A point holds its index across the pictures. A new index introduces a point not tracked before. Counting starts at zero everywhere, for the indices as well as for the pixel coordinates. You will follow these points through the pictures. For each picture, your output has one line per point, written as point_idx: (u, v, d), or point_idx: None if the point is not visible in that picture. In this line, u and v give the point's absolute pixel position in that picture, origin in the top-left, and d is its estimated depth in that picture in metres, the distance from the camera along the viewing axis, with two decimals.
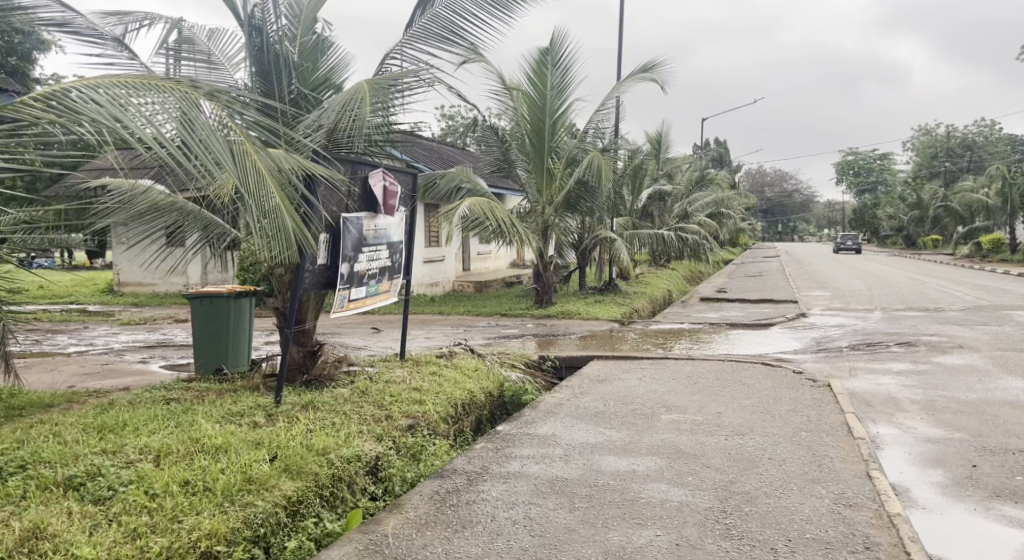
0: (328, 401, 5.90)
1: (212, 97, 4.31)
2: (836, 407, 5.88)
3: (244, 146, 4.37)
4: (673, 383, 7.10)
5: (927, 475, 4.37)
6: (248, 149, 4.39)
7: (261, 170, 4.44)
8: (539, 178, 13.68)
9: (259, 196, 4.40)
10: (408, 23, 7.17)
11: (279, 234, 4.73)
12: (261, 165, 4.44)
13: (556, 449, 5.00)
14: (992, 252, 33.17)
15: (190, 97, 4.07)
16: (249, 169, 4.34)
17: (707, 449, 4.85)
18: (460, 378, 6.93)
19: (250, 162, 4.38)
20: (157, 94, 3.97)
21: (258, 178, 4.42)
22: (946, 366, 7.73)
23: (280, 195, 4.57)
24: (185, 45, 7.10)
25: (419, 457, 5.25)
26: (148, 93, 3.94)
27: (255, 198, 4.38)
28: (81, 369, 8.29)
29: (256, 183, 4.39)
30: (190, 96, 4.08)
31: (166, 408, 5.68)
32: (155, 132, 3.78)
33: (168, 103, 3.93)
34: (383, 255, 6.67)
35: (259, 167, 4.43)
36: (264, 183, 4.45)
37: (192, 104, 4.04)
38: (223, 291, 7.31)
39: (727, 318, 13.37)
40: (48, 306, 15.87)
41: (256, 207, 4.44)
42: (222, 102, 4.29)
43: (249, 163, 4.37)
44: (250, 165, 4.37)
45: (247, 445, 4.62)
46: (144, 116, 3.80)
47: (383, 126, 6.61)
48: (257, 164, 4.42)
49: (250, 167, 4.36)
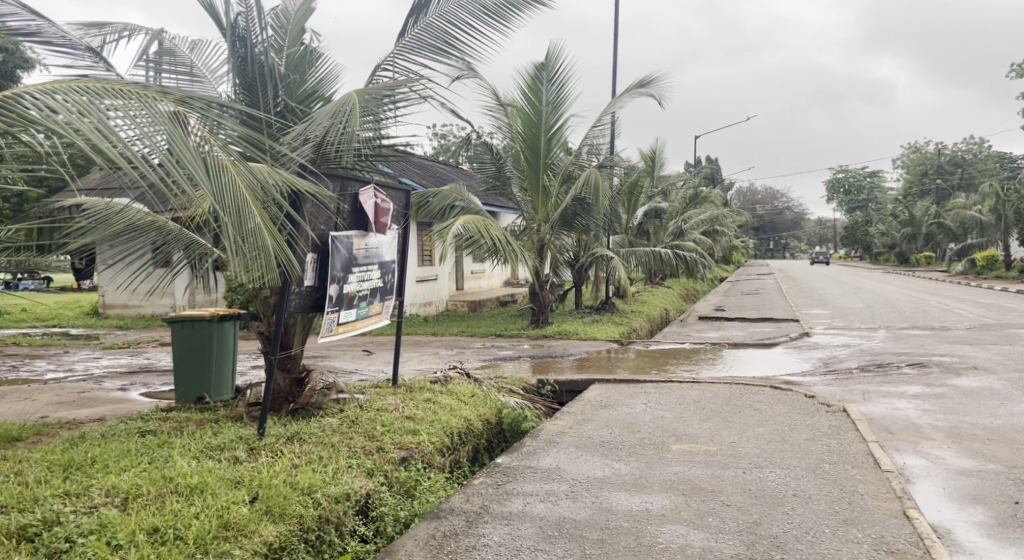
0: (315, 432, 5.52)
1: (184, 103, 3.94)
2: (856, 434, 5.54)
3: (220, 158, 4.01)
4: (681, 409, 6.74)
5: (968, 514, 4.03)
6: (225, 163, 4.03)
7: (241, 187, 4.07)
8: (535, 197, 13.38)
9: (239, 216, 4.02)
10: (400, 34, 6.83)
11: (258, 256, 4.33)
12: (241, 183, 4.08)
13: (561, 485, 4.63)
14: (987, 270, 32.82)
15: (164, 107, 3.72)
16: (228, 186, 3.97)
17: (725, 484, 4.48)
18: (456, 405, 6.56)
19: (230, 178, 4.02)
20: (125, 103, 3.60)
21: (235, 193, 4.03)
22: (963, 389, 7.39)
23: (260, 215, 4.20)
24: (166, 56, 6.72)
25: (413, 493, 4.89)
26: (116, 101, 3.57)
27: (235, 218, 4.00)
28: (56, 398, 7.88)
29: (233, 201, 4.02)
30: (163, 107, 3.73)
31: (140, 441, 5.29)
32: (119, 143, 3.40)
33: (140, 116, 3.58)
34: (374, 275, 6.32)
35: (238, 183, 4.06)
36: (245, 201, 4.09)
37: (166, 116, 3.70)
38: (205, 314, 6.95)
39: (729, 338, 13.03)
40: (30, 329, 15.44)
41: (234, 227, 4.04)
42: (198, 112, 3.93)
43: (229, 179, 4.01)
44: (229, 182, 4.00)
45: (225, 484, 4.24)
46: (105, 124, 3.42)
47: (374, 140, 6.25)
48: (236, 179, 4.05)
49: (229, 183, 3.99)
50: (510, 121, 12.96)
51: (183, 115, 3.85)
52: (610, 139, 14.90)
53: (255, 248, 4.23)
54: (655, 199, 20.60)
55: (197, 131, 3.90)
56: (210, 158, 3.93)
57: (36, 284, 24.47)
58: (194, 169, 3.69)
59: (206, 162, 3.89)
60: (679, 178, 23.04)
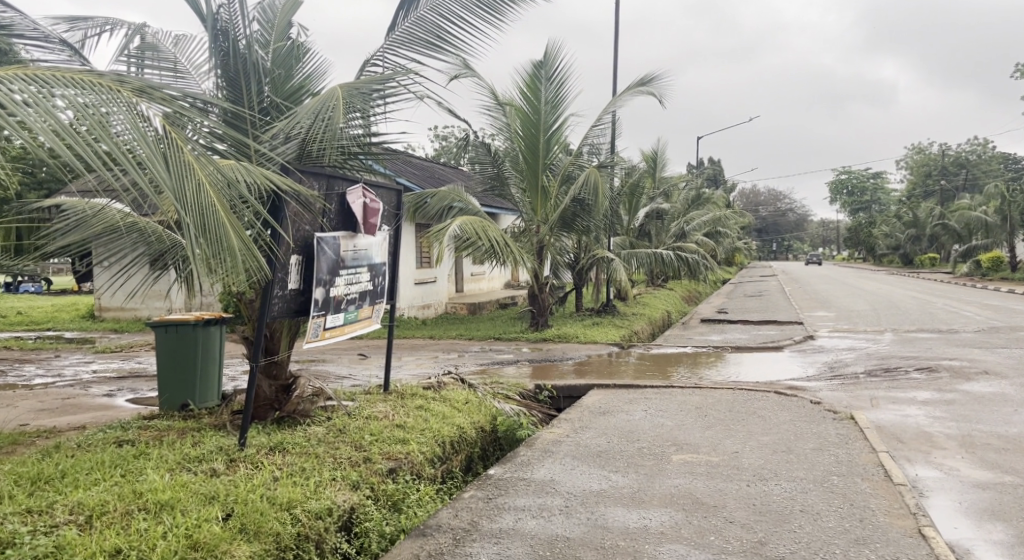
0: (300, 442, 5.30)
1: (142, 94, 3.74)
2: (865, 444, 5.30)
3: (182, 152, 3.77)
4: (682, 416, 6.50)
5: (987, 532, 3.80)
6: (186, 158, 3.79)
7: (205, 183, 3.82)
8: (534, 198, 13.16)
9: (201, 214, 3.77)
10: (390, 27, 6.61)
11: (225, 262, 4.07)
12: (204, 178, 3.85)
13: (554, 499, 4.39)
14: (991, 271, 32.41)
15: (119, 99, 3.53)
16: (189, 181, 3.73)
17: (728, 498, 4.24)
18: (448, 413, 6.32)
19: (192, 174, 3.78)
20: (75, 94, 3.39)
21: (198, 190, 3.78)
22: (974, 395, 7.13)
23: (228, 218, 3.94)
24: (148, 52, 6.48)
25: (400, 507, 4.66)
26: (64, 91, 3.38)
27: (197, 216, 3.75)
28: (40, 405, 7.65)
29: (198, 200, 3.76)
30: (118, 99, 3.53)
31: (117, 452, 5.06)
32: (67, 136, 3.18)
33: (94, 107, 3.40)
34: (363, 278, 6.08)
35: (202, 179, 3.82)
36: (208, 198, 3.84)
37: (120, 110, 3.49)
38: (189, 319, 6.71)
39: (732, 341, 12.79)
40: (23, 332, 15.26)
41: (198, 229, 3.78)
42: (158, 103, 3.72)
43: (191, 174, 3.77)
44: (191, 178, 3.76)
45: (199, 500, 4.01)
46: (52, 116, 3.21)
47: (363, 137, 6.01)
48: (198, 175, 3.81)
49: (190, 178, 3.74)
50: (509, 121, 12.76)
51: (142, 107, 3.65)
52: (611, 140, 14.66)
53: (222, 253, 3.97)
54: (657, 201, 20.33)
55: (157, 123, 3.68)
56: (170, 150, 3.69)
57: (35, 288, 24.32)
58: (149, 163, 3.46)
59: (165, 155, 3.65)
60: (681, 179, 22.79)
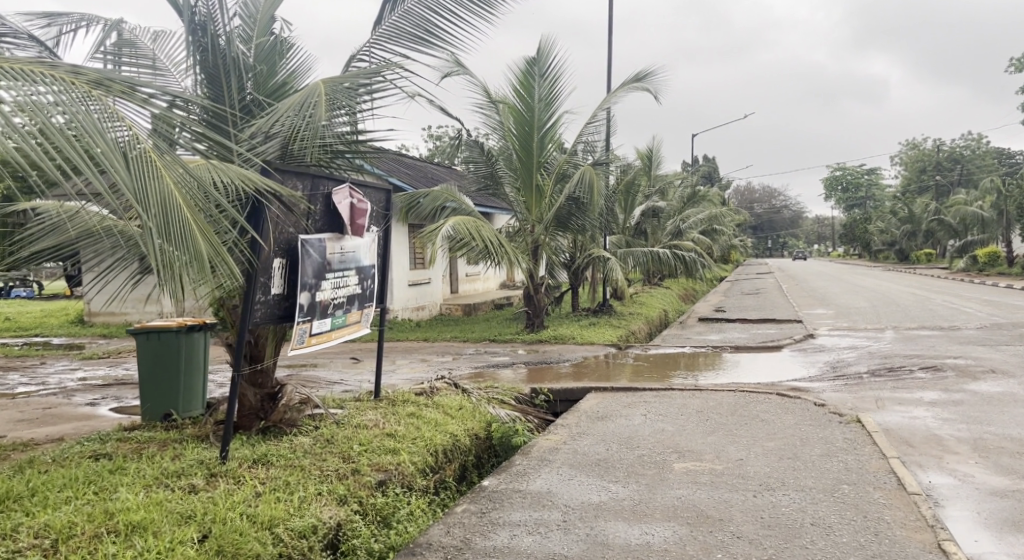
0: (285, 453, 5.07)
1: (99, 86, 3.54)
2: (875, 449, 5.10)
3: (143, 147, 3.56)
4: (683, 421, 6.28)
5: (1009, 546, 3.61)
6: (150, 157, 3.57)
7: (169, 182, 3.61)
8: (528, 197, 12.92)
9: (166, 217, 3.54)
10: (377, 21, 6.39)
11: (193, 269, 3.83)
12: (168, 178, 3.63)
13: (552, 513, 4.18)
14: (988, 266, 32.26)
15: (72, 92, 3.32)
16: (151, 182, 3.51)
17: (735, 510, 4.03)
18: (441, 420, 6.09)
19: (155, 174, 3.56)
20: (26, 86, 3.20)
21: (162, 191, 3.56)
22: (983, 396, 6.92)
23: (195, 222, 3.70)
24: (126, 48, 6.26)
25: (390, 521, 4.43)
26: (13, 84, 3.18)
27: (161, 219, 3.52)
28: (20, 415, 7.42)
29: (161, 201, 3.53)
30: (72, 93, 3.33)
31: (93, 466, 4.84)
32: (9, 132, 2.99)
33: (45, 100, 3.20)
34: (351, 281, 5.85)
35: (165, 179, 3.60)
36: (173, 200, 3.61)
37: (74, 105, 3.29)
38: (172, 324, 6.43)
39: (731, 341, 12.59)
40: (10, 339, 15.00)
41: (162, 235, 3.54)
42: (116, 96, 3.51)
43: (155, 174, 3.56)
44: (154, 177, 3.54)
45: (173, 520, 3.79)
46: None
47: (349, 134, 5.80)
48: (162, 175, 3.59)
49: (152, 177, 3.53)
50: (503, 119, 12.54)
51: (98, 100, 3.45)
52: (606, 138, 14.44)
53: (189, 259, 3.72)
54: (653, 199, 20.14)
55: (116, 118, 3.47)
56: (130, 147, 3.48)
57: (27, 292, 24.12)
58: (104, 159, 3.25)
59: (125, 152, 3.44)
60: (676, 177, 22.59)
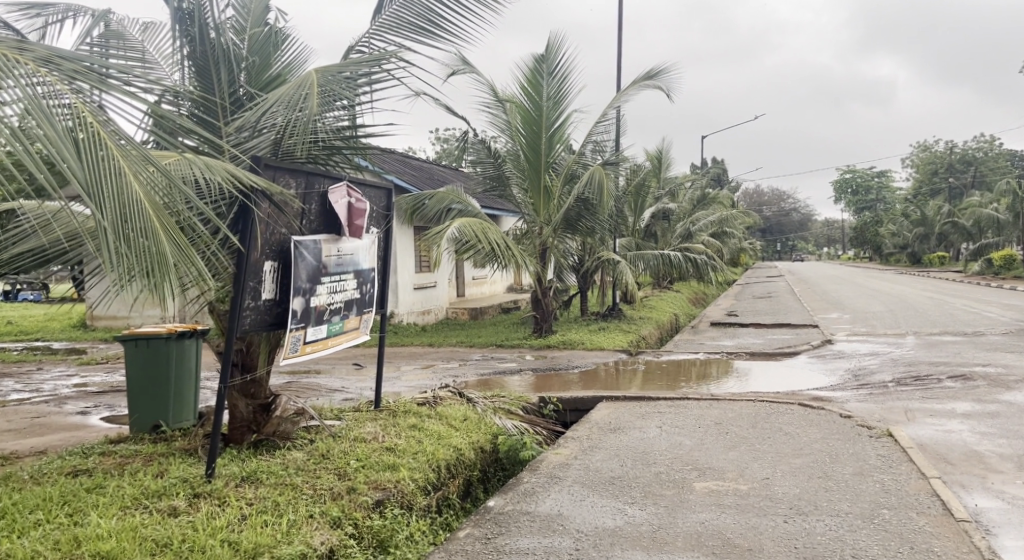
0: (275, 469, 4.73)
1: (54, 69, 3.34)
2: (912, 467, 4.72)
3: (98, 134, 3.32)
4: (701, 434, 5.90)
5: None
6: (111, 151, 3.33)
7: (130, 176, 3.35)
8: (536, 198, 12.56)
9: (123, 213, 3.27)
10: (379, 8, 6.07)
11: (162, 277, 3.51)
12: (131, 174, 3.38)
13: (562, 540, 3.83)
14: (1004, 269, 31.47)
15: (14, 72, 3.13)
16: (108, 176, 3.26)
17: (764, 539, 3.67)
18: (445, 433, 5.72)
19: (115, 167, 3.32)
20: None
21: (120, 186, 3.31)
22: (1018, 407, 6.53)
23: (158, 221, 3.41)
24: (113, 40, 5.97)
25: (387, 547, 4.06)
26: None
27: (117, 215, 3.25)
28: (6, 425, 7.08)
29: (118, 196, 3.27)
30: (12, 70, 3.13)
31: (70, 483, 4.51)
32: None
33: None
34: (349, 285, 5.50)
35: (126, 173, 3.34)
36: (134, 196, 3.35)
37: (23, 89, 3.10)
38: (160, 331, 6.08)
39: (745, 346, 12.19)
40: (9, 344, 14.67)
41: (118, 232, 3.26)
42: (72, 81, 3.31)
43: (116, 168, 3.31)
44: (111, 169, 3.28)
45: (146, 551, 3.46)
46: None
47: (346, 128, 5.48)
48: (123, 170, 3.34)
49: (108, 168, 3.28)
50: (510, 118, 12.18)
51: (49, 84, 3.25)
52: (615, 137, 14.08)
53: (153, 263, 3.41)
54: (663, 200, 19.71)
55: (71, 106, 3.25)
56: (82, 132, 3.24)
57: (35, 296, 23.87)
58: (43, 144, 3.03)
59: (75, 140, 3.20)
60: (686, 179, 22.18)
